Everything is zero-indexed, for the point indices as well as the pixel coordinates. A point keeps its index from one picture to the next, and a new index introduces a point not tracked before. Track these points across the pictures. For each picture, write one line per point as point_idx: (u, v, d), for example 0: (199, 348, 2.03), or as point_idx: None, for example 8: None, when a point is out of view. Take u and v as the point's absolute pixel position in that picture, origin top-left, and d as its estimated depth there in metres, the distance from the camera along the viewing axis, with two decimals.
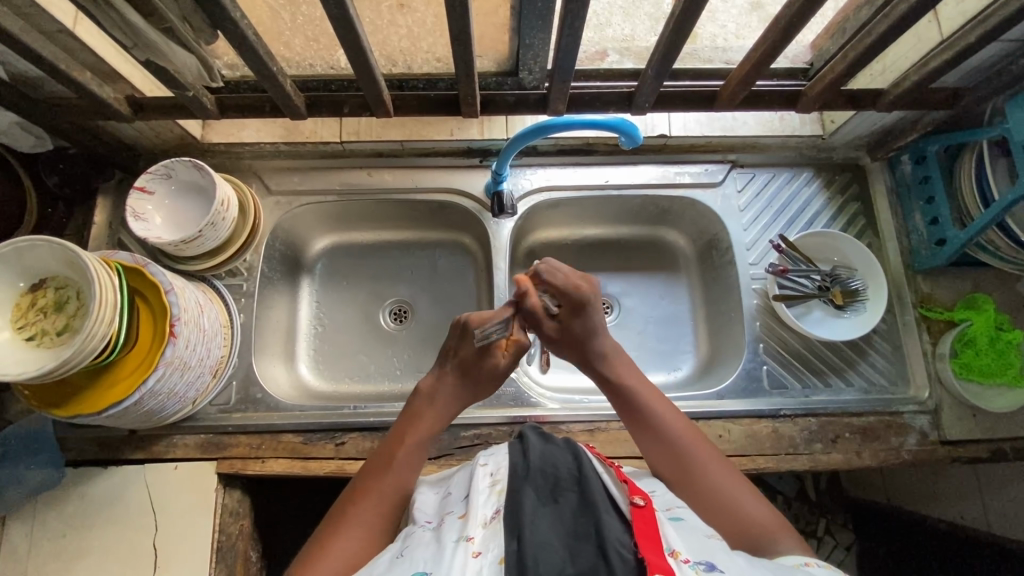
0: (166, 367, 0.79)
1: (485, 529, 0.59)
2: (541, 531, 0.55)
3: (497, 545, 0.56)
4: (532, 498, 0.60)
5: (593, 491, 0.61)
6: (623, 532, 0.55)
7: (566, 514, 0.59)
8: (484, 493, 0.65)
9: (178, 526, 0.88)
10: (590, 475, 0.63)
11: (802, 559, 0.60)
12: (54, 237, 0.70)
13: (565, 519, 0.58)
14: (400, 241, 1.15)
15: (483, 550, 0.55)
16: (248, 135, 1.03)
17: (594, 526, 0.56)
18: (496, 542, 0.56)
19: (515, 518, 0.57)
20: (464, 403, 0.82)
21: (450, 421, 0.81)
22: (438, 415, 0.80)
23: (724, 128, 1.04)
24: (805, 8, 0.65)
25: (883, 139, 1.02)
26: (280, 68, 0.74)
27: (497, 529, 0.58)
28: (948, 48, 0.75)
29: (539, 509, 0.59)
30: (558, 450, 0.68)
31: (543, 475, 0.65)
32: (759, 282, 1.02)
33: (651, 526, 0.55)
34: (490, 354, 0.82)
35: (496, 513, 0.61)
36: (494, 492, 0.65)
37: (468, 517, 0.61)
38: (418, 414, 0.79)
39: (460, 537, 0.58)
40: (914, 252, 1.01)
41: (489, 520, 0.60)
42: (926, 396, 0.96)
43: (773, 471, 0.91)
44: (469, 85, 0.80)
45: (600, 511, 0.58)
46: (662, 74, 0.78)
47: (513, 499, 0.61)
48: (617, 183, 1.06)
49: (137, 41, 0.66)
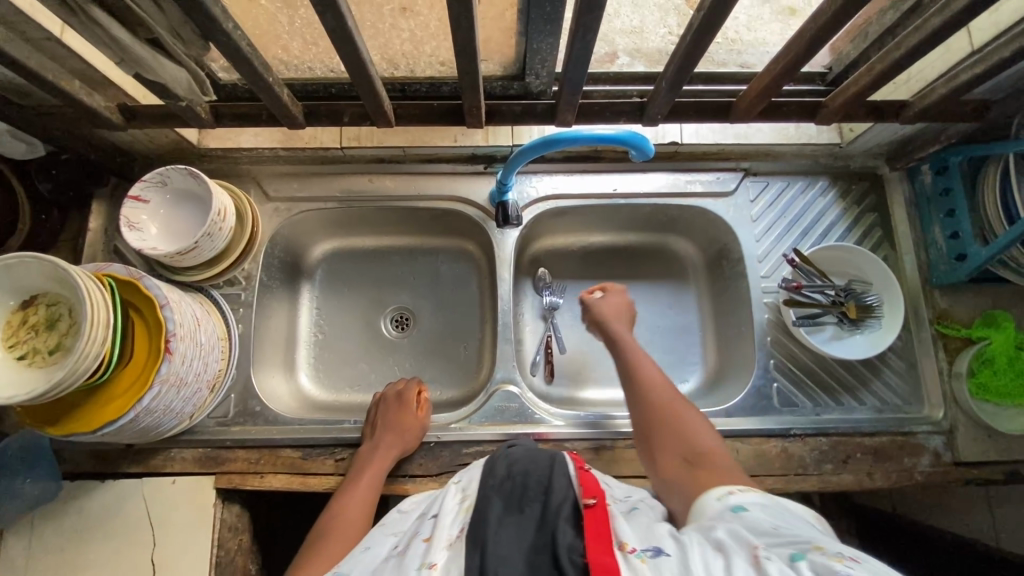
0: (161, 384, 0.77)
1: (449, 549, 0.59)
2: (498, 546, 0.56)
3: (458, 565, 0.56)
4: (496, 512, 0.62)
5: (554, 499, 0.61)
6: (575, 535, 0.56)
7: (527, 526, 0.59)
8: (452, 514, 0.66)
9: (176, 542, 0.87)
10: (554, 483, 0.65)
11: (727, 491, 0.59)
12: (43, 254, 0.68)
13: (527, 532, 0.58)
14: (402, 247, 1.13)
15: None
16: (246, 141, 1.00)
17: (549, 534, 0.56)
18: (456, 561, 0.57)
19: (478, 535, 0.59)
20: (398, 450, 0.87)
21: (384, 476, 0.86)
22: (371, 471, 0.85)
23: (737, 136, 1.01)
24: (832, 23, 0.61)
25: (903, 148, 0.98)
26: (276, 77, 0.70)
27: (460, 547, 0.59)
28: (981, 61, 0.71)
29: (502, 523, 0.60)
30: (527, 464, 0.70)
31: (512, 489, 0.66)
32: (771, 296, 0.99)
33: (602, 525, 0.55)
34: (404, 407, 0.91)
35: (460, 532, 0.62)
36: (461, 512, 0.66)
37: (433, 539, 0.62)
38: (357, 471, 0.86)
39: (424, 562, 0.58)
40: (932, 268, 0.97)
41: (453, 541, 0.61)
42: (941, 416, 0.93)
43: (782, 492, 0.89)
44: (475, 95, 0.76)
45: (556, 518, 0.58)
46: (676, 87, 0.74)
47: (478, 516, 0.62)
48: (626, 191, 1.03)
49: (124, 56, 0.62)
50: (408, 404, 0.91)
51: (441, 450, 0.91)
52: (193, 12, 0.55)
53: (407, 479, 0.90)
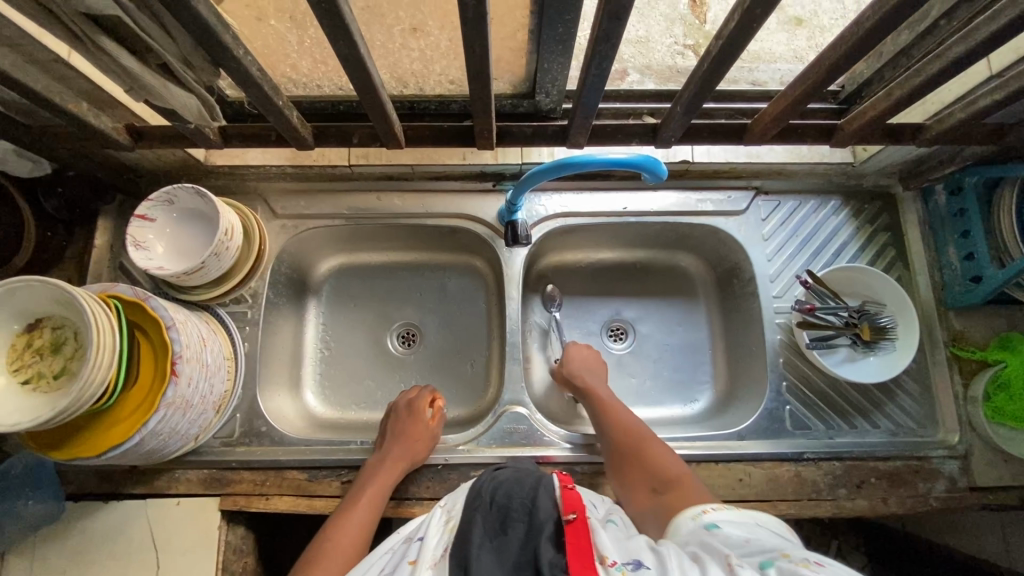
0: (167, 408, 0.77)
1: (433, 570, 0.58)
2: (480, 567, 0.54)
3: None
4: (479, 534, 0.60)
5: (538, 519, 0.60)
6: (556, 552, 0.55)
7: (510, 545, 0.58)
8: (436, 534, 0.64)
9: (180, 565, 0.85)
10: (540, 506, 0.63)
11: (702, 508, 0.64)
12: (49, 278, 0.67)
13: (511, 550, 0.57)
14: (408, 262, 1.12)
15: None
16: (252, 158, 0.99)
17: (533, 550, 0.56)
18: None
19: (461, 557, 0.57)
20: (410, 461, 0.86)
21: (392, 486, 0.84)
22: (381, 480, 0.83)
23: (750, 155, 0.98)
24: (852, 51, 0.60)
25: (917, 168, 0.97)
26: (286, 100, 0.70)
27: (443, 565, 0.57)
28: (1001, 87, 0.70)
29: (484, 544, 0.58)
30: (514, 486, 0.68)
31: (496, 510, 0.64)
32: (782, 316, 0.98)
33: (583, 538, 0.55)
34: (417, 417, 0.90)
35: (444, 551, 0.60)
36: (446, 530, 0.64)
37: (417, 560, 0.60)
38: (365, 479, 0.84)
39: None
40: (947, 289, 0.96)
41: (437, 559, 0.59)
42: (956, 441, 0.92)
43: (795, 517, 0.88)
44: (486, 118, 0.75)
45: (540, 535, 0.57)
46: (691, 111, 0.73)
47: (462, 537, 0.60)
48: (636, 210, 1.02)
49: (133, 84, 0.62)
50: (421, 416, 0.91)
51: (449, 472, 0.90)
52: (204, 40, 0.54)
53: (414, 502, 0.88)
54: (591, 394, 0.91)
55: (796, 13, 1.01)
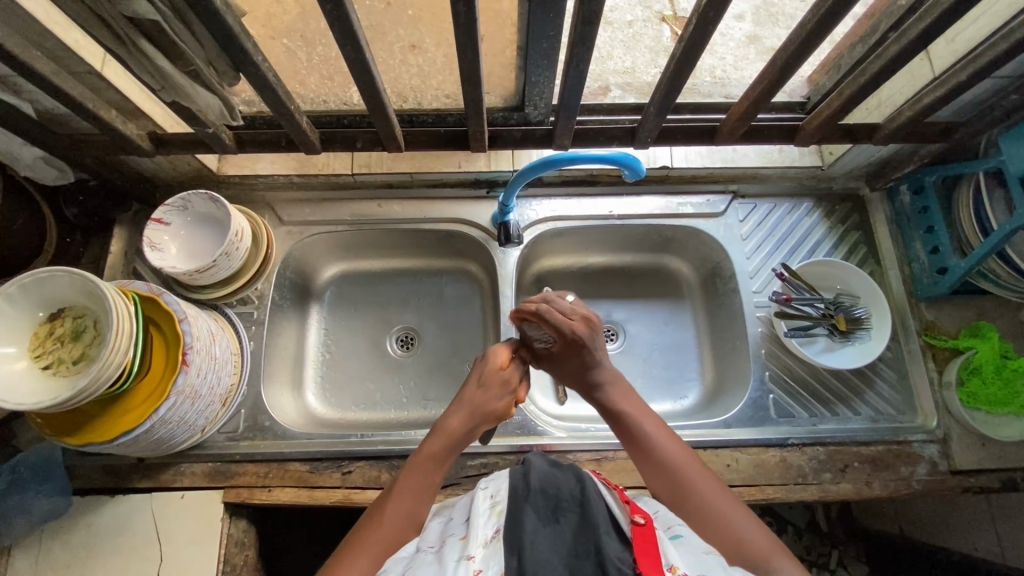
0: (177, 395, 0.80)
1: (486, 548, 0.57)
2: (541, 551, 0.55)
3: (498, 562, 0.55)
4: (533, 518, 0.59)
5: (594, 511, 0.59)
6: (623, 549, 0.55)
7: (566, 533, 0.58)
8: (485, 514, 0.63)
9: (184, 556, 0.87)
10: (593, 497, 0.62)
11: None
12: (73, 268, 0.73)
13: (566, 539, 0.57)
14: (407, 268, 1.17)
15: (484, 569, 0.54)
16: (262, 168, 1.07)
17: (593, 544, 0.55)
18: (496, 561, 0.55)
19: (515, 537, 0.57)
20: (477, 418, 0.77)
21: (464, 440, 0.77)
22: (445, 441, 0.75)
23: (725, 160, 1.06)
24: (799, 52, 0.68)
25: (881, 170, 1.05)
26: (296, 105, 0.77)
27: (498, 548, 0.57)
28: (940, 85, 0.78)
29: (539, 530, 0.58)
30: (559, 474, 0.66)
31: (545, 497, 0.63)
32: (762, 310, 1.03)
33: (651, 544, 0.54)
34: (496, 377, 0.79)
35: (496, 531, 0.59)
36: (494, 514, 0.63)
37: (469, 537, 0.60)
38: (435, 438, 0.76)
39: (461, 555, 0.57)
40: (916, 282, 1.02)
41: (490, 540, 0.59)
42: (935, 425, 0.95)
43: (782, 501, 0.91)
44: (478, 121, 0.82)
45: (601, 530, 0.57)
46: (663, 112, 0.81)
47: (514, 519, 0.59)
48: (621, 213, 1.08)
49: (163, 84, 0.69)
50: (494, 377, 0.79)
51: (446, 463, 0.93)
52: (227, 45, 0.61)
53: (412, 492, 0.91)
54: (638, 430, 0.76)
55: (772, 44, 1.10)
